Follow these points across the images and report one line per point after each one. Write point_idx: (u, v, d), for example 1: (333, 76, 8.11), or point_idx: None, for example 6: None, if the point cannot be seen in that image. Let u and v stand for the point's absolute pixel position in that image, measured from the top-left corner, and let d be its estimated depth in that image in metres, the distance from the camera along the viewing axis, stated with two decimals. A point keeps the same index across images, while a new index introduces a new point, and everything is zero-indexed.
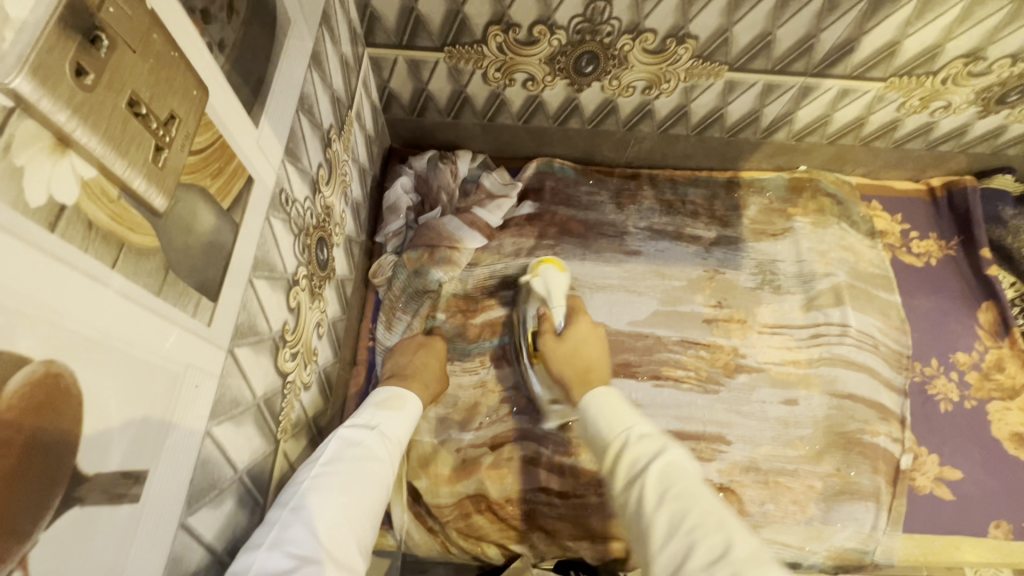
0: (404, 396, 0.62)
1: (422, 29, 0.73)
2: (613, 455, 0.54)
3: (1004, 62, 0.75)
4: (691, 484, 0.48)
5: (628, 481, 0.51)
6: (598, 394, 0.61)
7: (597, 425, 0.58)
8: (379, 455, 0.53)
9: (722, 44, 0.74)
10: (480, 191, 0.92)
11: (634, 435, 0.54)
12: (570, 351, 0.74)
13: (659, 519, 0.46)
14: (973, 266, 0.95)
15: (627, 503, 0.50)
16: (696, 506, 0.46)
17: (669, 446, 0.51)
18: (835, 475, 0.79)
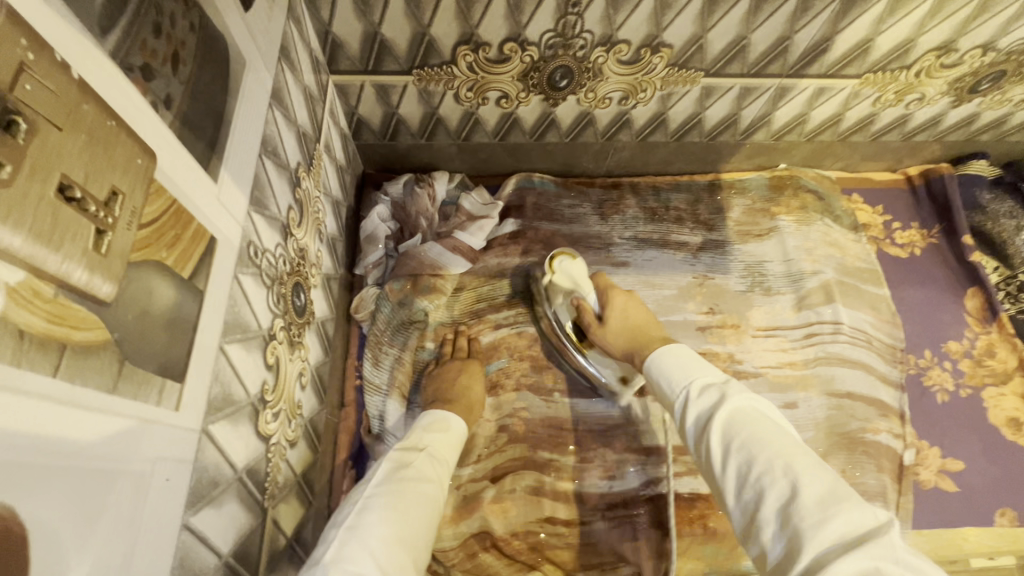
0: (449, 417, 0.66)
1: (388, 53, 0.70)
2: (682, 411, 0.56)
3: (975, 53, 0.75)
4: (762, 427, 0.48)
5: (701, 432, 0.52)
6: (672, 351, 0.62)
7: (663, 387, 0.60)
8: (428, 476, 0.56)
9: (697, 51, 0.72)
10: (461, 213, 0.89)
11: (693, 392, 0.56)
12: (619, 328, 0.74)
13: (729, 469, 0.48)
14: (956, 253, 0.95)
15: (702, 456, 0.52)
16: (760, 452, 0.46)
17: (732, 396, 0.52)
18: (841, 477, 0.79)
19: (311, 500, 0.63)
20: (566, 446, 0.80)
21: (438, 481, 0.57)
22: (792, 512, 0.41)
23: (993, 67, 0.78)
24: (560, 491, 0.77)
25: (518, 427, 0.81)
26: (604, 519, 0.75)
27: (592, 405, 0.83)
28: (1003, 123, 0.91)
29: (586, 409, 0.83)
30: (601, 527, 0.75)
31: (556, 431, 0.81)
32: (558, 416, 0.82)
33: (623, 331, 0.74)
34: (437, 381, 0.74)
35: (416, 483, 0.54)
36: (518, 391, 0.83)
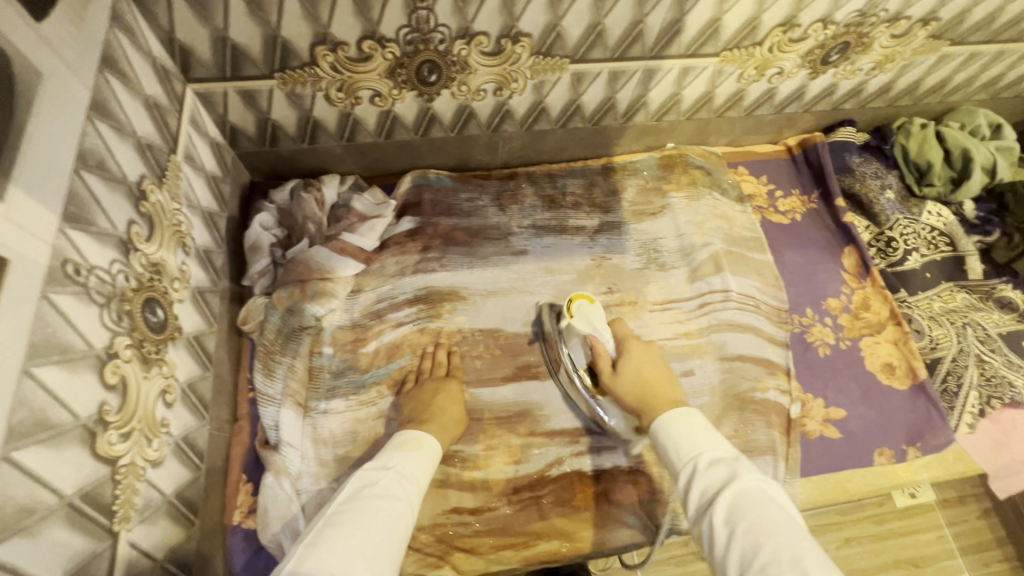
0: (422, 437, 0.66)
1: (244, 58, 0.68)
2: (685, 483, 0.55)
3: (816, 26, 0.80)
4: (773, 515, 0.47)
5: (702, 508, 0.51)
6: (675, 416, 0.61)
7: (667, 454, 0.59)
8: (396, 493, 0.55)
9: (556, 39, 0.74)
10: (352, 215, 0.88)
11: (700, 464, 0.55)
12: (631, 382, 0.72)
13: (735, 554, 0.46)
14: (833, 215, 1.01)
15: (704, 538, 0.50)
16: (769, 541, 0.45)
17: (744, 476, 0.51)
18: (734, 437, 0.83)
19: (194, 519, 0.62)
20: (471, 436, 0.81)
21: (408, 496, 0.56)
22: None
23: (837, 39, 0.84)
24: (467, 480, 0.78)
25: None
26: (510, 503, 0.77)
27: (497, 393, 0.84)
28: (861, 90, 0.97)
29: (491, 398, 0.84)
30: (507, 511, 0.77)
31: None
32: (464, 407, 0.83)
33: (634, 386, 0.72)
34: (414, 401, 0.79)
35: (382, 500, 0.54)
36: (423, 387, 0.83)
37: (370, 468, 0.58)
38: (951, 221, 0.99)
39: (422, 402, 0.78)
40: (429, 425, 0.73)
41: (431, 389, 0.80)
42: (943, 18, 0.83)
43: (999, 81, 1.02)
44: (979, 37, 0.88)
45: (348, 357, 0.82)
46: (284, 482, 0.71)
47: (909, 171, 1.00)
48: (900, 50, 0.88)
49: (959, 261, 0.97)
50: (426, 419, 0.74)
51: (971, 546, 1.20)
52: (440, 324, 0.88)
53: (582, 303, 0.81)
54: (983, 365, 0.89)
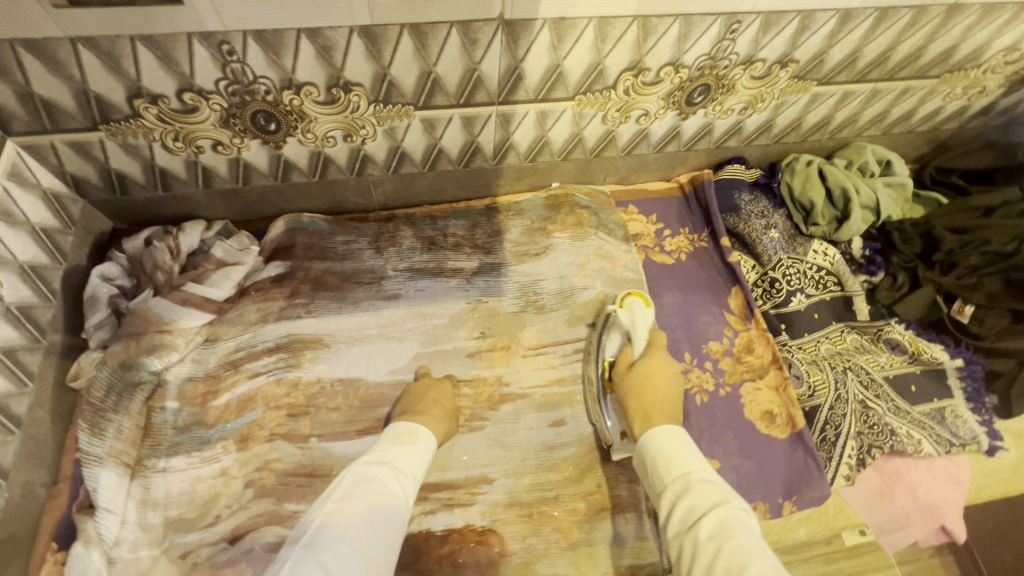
0: (417, 431, 0.71)
1: (59, 112, 0.67)
2: (671, 499, 0.57)
3: (667, 70, 0.79)
4: (751, 541, 0.50)
5: (685, 525, 0.54)
6: (662, 434, 0.64)
7: (654, 472, 0.61)
8: (392, 488, 0.62)
9: (390, 87, 0.73)
10: (209, 262, 0.86)
11: (690, 483, 0.57)
12: (634, 383, 0.76)
13: (713, 567, 0.49)
14: (720, 255, 0.99)
15: (682, 551, 0.53)
16: (752, 565, 0.47)
17: (730, 501, 0.54)
18: (596, 492, 0.80)
19: None
20: (316, 495, 0.77)
21: (403, 491, 0.62)
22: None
23: (695, 82, 0.83)
24: None
25: (266, 481, 0.77)
26: None
27: (350, 446, 0.81)
28: (740, 129, 0.96)
29: (343, 452, 0.80)
30: None
31: (306, 479, 0.78)
32: (313, 463, 0.79)
33: (632, 389, 0.75)
34: (407, 397, 0.81)
35: (376, 496, 0.59)
36: (271, 442, 0.79)
37: (367, 462, 0.64)
38: (837, 260, 0.97)
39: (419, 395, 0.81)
40: (424, 414, 0.77)
41: (424, 387, 0.83)
42: (800, 60, 0.82)
43: (886, 118, 1.00)
44: (846, 76, 0.87)
45: (196, 411, 0.79)
46: (93, 551, 0.67)
47: (795, 210, 1.00)
48: (766, 91, 0.87)
49: (847, 301, 0.95)
50: (421, 408, 0.78)
51: None
52: (299, 374, 0.84)
53: (636, 303, 0.88)
54: (866, 412, 0.86)
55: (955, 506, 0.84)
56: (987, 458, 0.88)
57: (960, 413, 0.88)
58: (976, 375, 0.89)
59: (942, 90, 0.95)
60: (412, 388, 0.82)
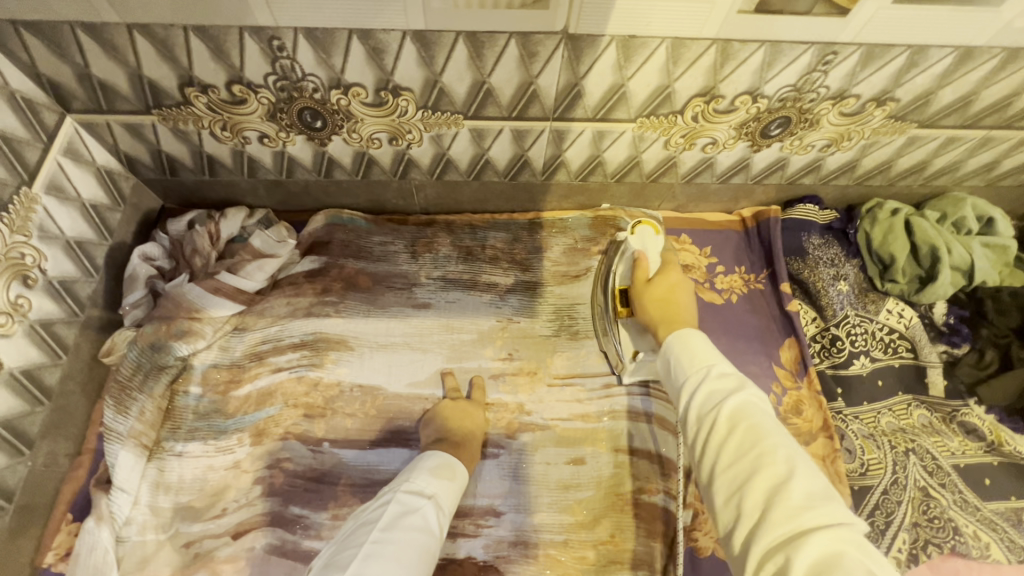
0: (457, 466, 0.70)
1: (114, 94, 0.68)
2: (687, 387, 0.51)
3: (744, 98, 0.71)
4: (771, 422, 0.45)
5: (700, 410, 0.48)
6: (682, 334, 0.57)
7: (675, 364, 0.54)
8: (433, 526, 0.61)
9: (440, 95, 0.69)
10: (245, 251, 0.86)
11: (710, 374, 0.50)
12: (660, 292, 0.72)
13: (726, 449, 0.45)
14: (777, 301, 0.90)
15: (694, 433, 0.48)
16: (769, 441, 0.43)
17: (749, 384, 0.48)
18: (607, 542, 0.75)
19: None
20: (321, 501, 0.75)
21: (440, 530, 0.62)
22: (779, 501, 0.40)
23: (774, 114, 0.74)
24: (304, 549, 0.72)
25: (275, 479, 0.76)
26: None
27: (361, 456, 0.79)
28: (819, 167, 0.86)
29: (353, 461, 0.78)
30: None
31: (314, 484, 0.76)
32: (323, 468, 0.78)
33: (657, 302, 0.71)
34: (438, 419, 0.78)
35: (420, 533, 0.59)
36: (285, 440, 0.78)
37: (410, 493, 0.63)
38: (913, 324, 0.87)
39: (451, 420, 0.78)
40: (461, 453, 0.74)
41: (459, 411, 0.79)
42: (901, 99, 0.72)
43: (995, 169, 0.87)
44: (954, 121, 0.76)
45: (217, 399, 0.80)
46: (104, 528, 0.69)
47: (871, 262, 0.90)
48: (856, 129, 0.77)
49: (919, 371, 0.85)
50: (461, 444, 0.75)
51: None
52: (320, 374, 0.83)
53: (646, 230, 0.84)
54: (925, 502, 0.76)
55: None
56: None
57: None
58: None
59: None
60: (445, 409, 0.79)
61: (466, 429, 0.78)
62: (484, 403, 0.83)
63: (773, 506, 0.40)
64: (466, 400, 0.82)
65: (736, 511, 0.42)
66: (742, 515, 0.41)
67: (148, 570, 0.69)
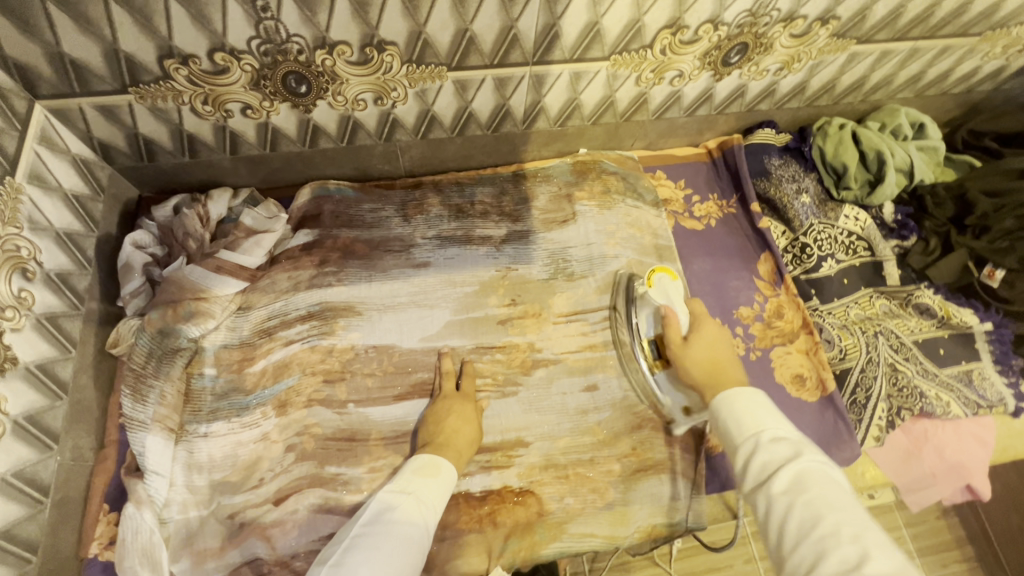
0: (440, 463, 0.69)
1: (89, 74, 0.66)
2: (742, 457, 0.57)
3: (706, 27, 0.77)
4: (831, 493, 0.49)
5: (757, 483, 0.54)
6: (729, 395, 0.63)
7: (727, 432, 0.61)
8: (416, 517, 0.60)
9: (425, 46, 0.71)
10: (239, 230, 0.86)
11: (763, 441, 0.56)
12: (698, 356, 0.73)
13: (790, 526, 0.49)
14: (749, 220, 0.99)
15: (759, 505, 0.53)
16: (829, 515, 0.47)
17: (804, 454, 0.53)
18: (630, 454, 0.81)
19: (30, 556, 0.62)
20: (356, 458, 0.78)
21: (426, 522, 0.61)
22: None
23: (733, 41, 0.80)
24: (347, 504, 0.75)
25: (307, 445, 0.77)
26: None
27: (387, 411, 0.81)
28: (773, 91, 0.94)
29: (380, 417, 0.81)
30: None
31: (346, 444, 0.79)
32: (352, 428, 0.80)
33: (699, 364, 0.72)
34: (428, 424, 0.77)
35: (400, 523, 0.58)
36: (310, 407, 0.80)
37: (391, 491, 0.63)
38: (868, 225, 0.96)
39: (437, 424, 0.77)
40: (444, 450, 0.72)
41: (442, 411, 0.78)
42: (842, 16, 0.80)
43: (922, 78, 0.98)
44: (887, 35, 0.85)
45: (235, 378, 0.80)
46: (145, 512, 0.69)
47: (826, 174, 0.99)
48: (804, 50, 0.85)
49: (877, 266, 0.95)
50: (444, 442, 0.74)
51: (928, 547, 1.19)
52: (333, 341, 0.84)
53: (662, 277, 0.85)
54: (895, 375, 0.87)
55: (981, 466, 0.85)
56: (1013, 419, 0.88)
57: (988, 375, 0.89)
58: (1004, 338, 0.89)
59: (981, 49, 0.93)
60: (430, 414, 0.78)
61: (449, 429, 0.76)
62: (475, 401, 0.82)
63: None
64: (451, 399, 0.80)
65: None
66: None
67: (197, 545, 0.70)
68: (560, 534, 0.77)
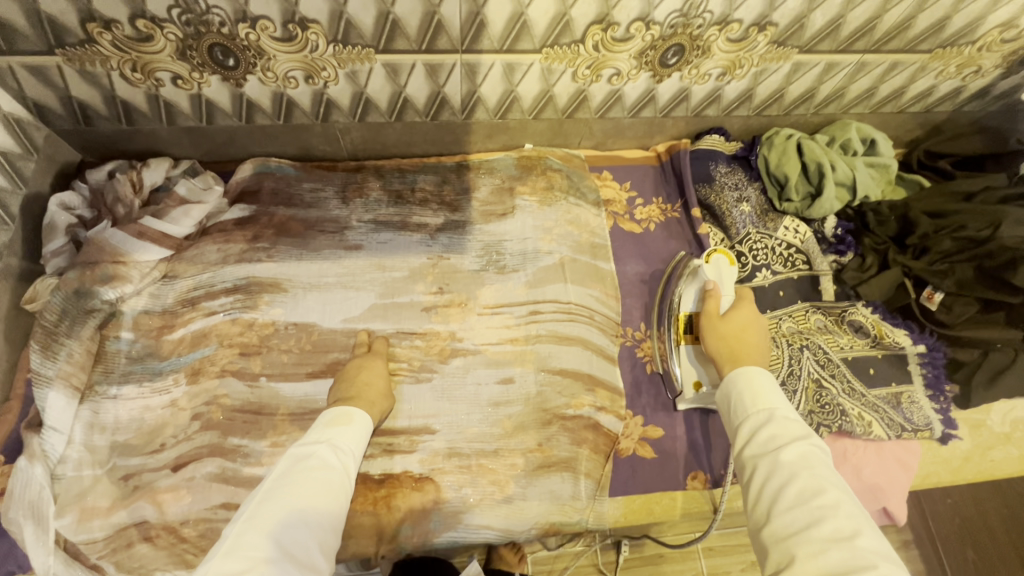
0: (354, 411, 0.70)
1: (13, 32, 0.67)
2: (752, 427, 0.59)
3: (638, 25, 0.77)
4: (832, 475, 0.52)
5: (764, 451, 0.56)
6: (749, 370, 0.65)
7: (739, 403, 0.63)
8: (333, 463, 0.62)
9: (349, 26, 0.71)
10: (171, 199, 0.87)
11: (776, 415, 0.59)
12: (729, 333, 0.75)
13: (786, 492, 0.51)
14: (690, 227, 0.98)
15: (756, 470, 0.55)
16: (829, 491, 0.50)
17: (813, 436, 0.55)
18: (537, 450, 0.80)
19: None
20: (260, 431, 0.78)
21: (343, 468, 0.63)
22: (841, 549, 0.45)
23: (668, 41, 0.80)
24: (245, 475, 0.75)
25: (214, 415, 0.78)
26: None
27: (298, 388, 0.82)
28: (719, 97, 0.93)
29: (290, 393, 0.81)
30: None
31: (253, 416, 0.79)
32: (261, 401, 0.80)
33: (726, 341, 0.74)
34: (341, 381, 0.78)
35: (320, 471, 0.60)
36: (221, 377, 0.80)
37: (302, 445, 0.63)
38: (808, 238, 0.95)
39: (348, 380, 0.77)
40: (356, 400, 0.73)
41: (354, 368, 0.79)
42: (778, 23, 0.79)
43: (875, 94, 0.96)
44: (829, 45, 0.84)
45: (152, 343, 0.81)
46: (37, 465, 0.70)
47: (770, 183, 0.98)
48: (744, 55, 0.84)
49: (814, 280, 0.94)
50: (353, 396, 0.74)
51: None
52: (255, 315, 0.84)
53: (720, 258, 0.85)
54: (819, 391, 0.85)
55: (899, 490, 0.83)
56: (939, 445, 0.87)
57: (917, 399, 0.87)
58: (936, 362, 0.88)
59: (933, 67, 0.91)
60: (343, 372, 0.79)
61: (360, 383, 0.77)
62: (386, 355, 0.84)
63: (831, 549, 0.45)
64: (365, 356, 0.82)
65: (792, 546, 0.48)
66: (796, 554, 0.47)
67: (86, 503, 0.70)
68: (456, 523, 0.76)
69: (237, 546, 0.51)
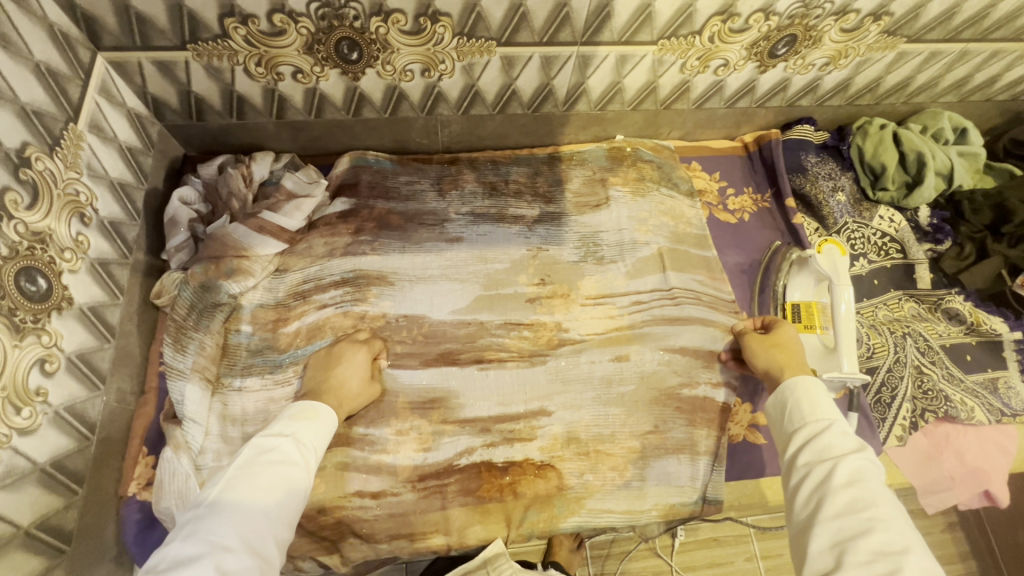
0: (320, 407, 0.67)
1: (152, 28, 0.68)
2: (806, 436, 0.59)
3: (758, 16, 0.77)
4: (886, 491, 0.51)
5: (817, 460, 0.56)
6: (804, 381, 0.64)
7: (795, 411, 0.62)
8: (295, 459, 0.60)
9: (478, 19, 0.72)
10: (280, 193, 0.87)
11: (832, 430, 0.58)
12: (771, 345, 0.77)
13: (836, 501, 0.51)
14: (783, 217, 0.99)
15: (809, 477, 0.55)
16: (881, 506, 0.49)
17: (867, 450, 0.55)
18: (652, 433, 0.82)
19: (76, 488, 0.65)
20: (383, 420, 0.79)
21: (308, 464, 0.61)
22: (886, 562, 0.45)
23: (782, 32, 0.80)
24: (373, 464, 0.77)
25: None
26: (414, 489, 0.77)
27: (415, 378, 0.82)
28: (817, 87, 0.93)
29: (408, 381, 0.82)
30: (409, 499, 0.76)
31: (374, 406, 0.80)
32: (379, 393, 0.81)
33: (772, 350, 0.76)
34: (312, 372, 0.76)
35: (280, 467, 0.57)
36: None
37: (267, 435, 0.61)
38: (903, 227, 0.97)
39: (326, 371, 0.76)
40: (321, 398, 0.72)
41: (324, 361, 0.77)
42: (894, 13, 0.79)
43: (968, 83, 0.97)
44: (938, 35, 0.84)
45: (268, 336, 0.81)
46: (183, 456, 0.72)
47: (863, 174, 0.99)
48: (852, 45, 0.84)
49: (908, 268, 0.96)
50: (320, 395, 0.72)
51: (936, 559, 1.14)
52: (365, 308, 0.84)
53: (832, 249, 0.84)
54: (920, 377, 0.87)
55: (1001, 474, 0.84)
56: None
57: (1013, 385, 0.88)
58: None
59: None
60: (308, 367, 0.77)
61: (336, 379, 0.75)
62: (371, 347, 0.79)
63: (881, 562, 0.45)
64: (355, 342, 0.79)
65: (836, 554, 0.48)
66: (840, 560, 0.47)
67: None
68: (578, 508, 0.79)
69: (197, 531, 0.50)
